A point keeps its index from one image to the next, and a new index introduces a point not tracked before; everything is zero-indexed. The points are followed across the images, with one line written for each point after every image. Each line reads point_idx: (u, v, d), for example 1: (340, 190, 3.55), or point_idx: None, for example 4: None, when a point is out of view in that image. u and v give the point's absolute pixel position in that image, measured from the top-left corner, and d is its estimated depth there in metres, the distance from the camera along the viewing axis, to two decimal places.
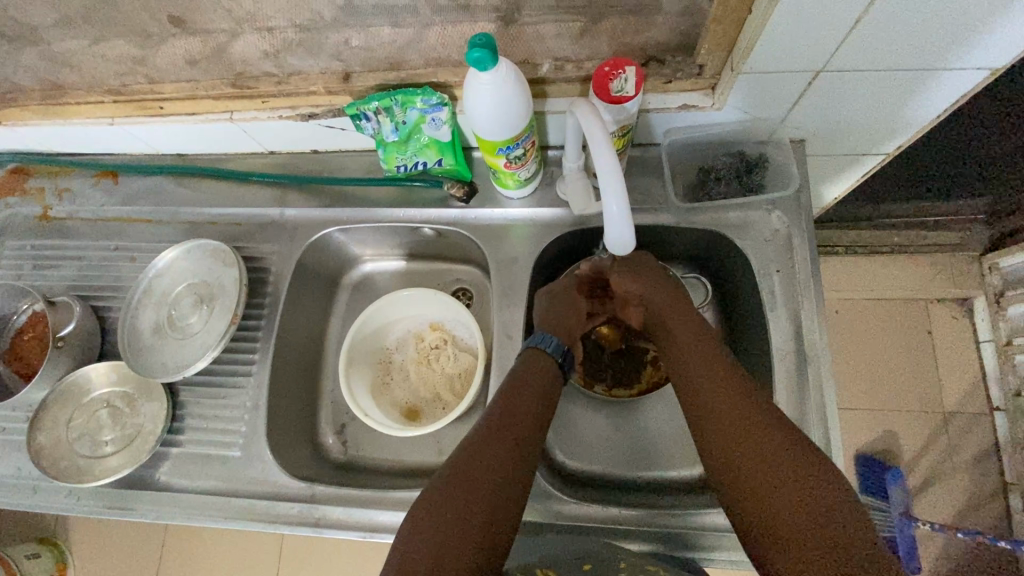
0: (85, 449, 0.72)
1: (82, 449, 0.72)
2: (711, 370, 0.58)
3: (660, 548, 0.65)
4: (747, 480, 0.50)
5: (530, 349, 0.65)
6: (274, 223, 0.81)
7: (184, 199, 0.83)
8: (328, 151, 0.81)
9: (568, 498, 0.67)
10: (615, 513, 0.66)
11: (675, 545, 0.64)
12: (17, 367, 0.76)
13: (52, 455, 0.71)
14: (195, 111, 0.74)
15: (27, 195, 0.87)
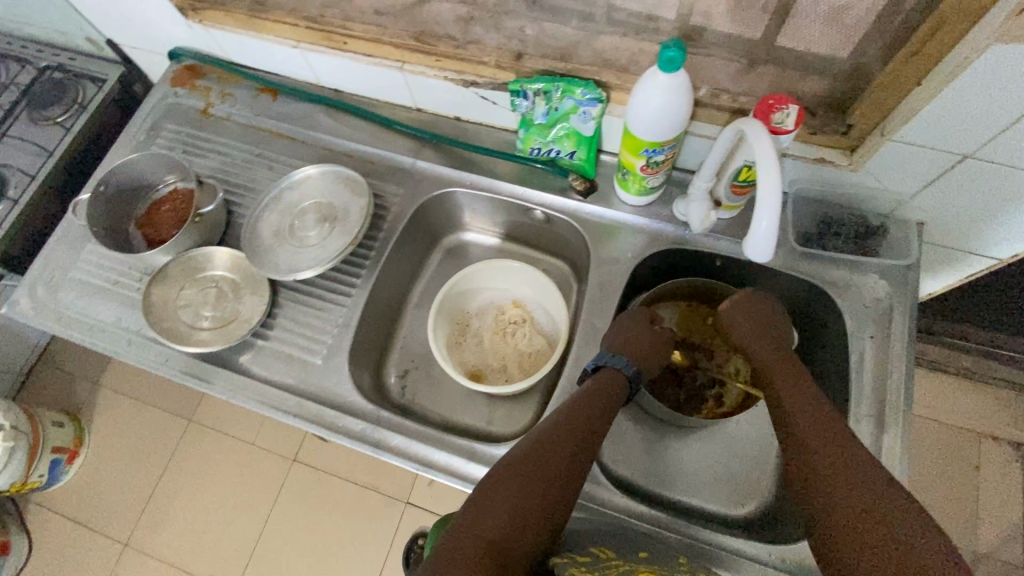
0: (187, 317, 0.78)
1: (187, 318, 0.78)
2: (794, 386, 0.65)
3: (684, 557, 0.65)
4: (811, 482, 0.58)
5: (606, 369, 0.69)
6: (403, 169, 0.87)
7: (330, 129, 0.90)
8: (470, 121, 0.88)
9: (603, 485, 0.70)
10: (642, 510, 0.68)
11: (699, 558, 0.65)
12: (148, 232, 0.83)
13: (161, 314, 0.77)
14: (371, 54, 0.81)
15: (195, 90, 0.95)
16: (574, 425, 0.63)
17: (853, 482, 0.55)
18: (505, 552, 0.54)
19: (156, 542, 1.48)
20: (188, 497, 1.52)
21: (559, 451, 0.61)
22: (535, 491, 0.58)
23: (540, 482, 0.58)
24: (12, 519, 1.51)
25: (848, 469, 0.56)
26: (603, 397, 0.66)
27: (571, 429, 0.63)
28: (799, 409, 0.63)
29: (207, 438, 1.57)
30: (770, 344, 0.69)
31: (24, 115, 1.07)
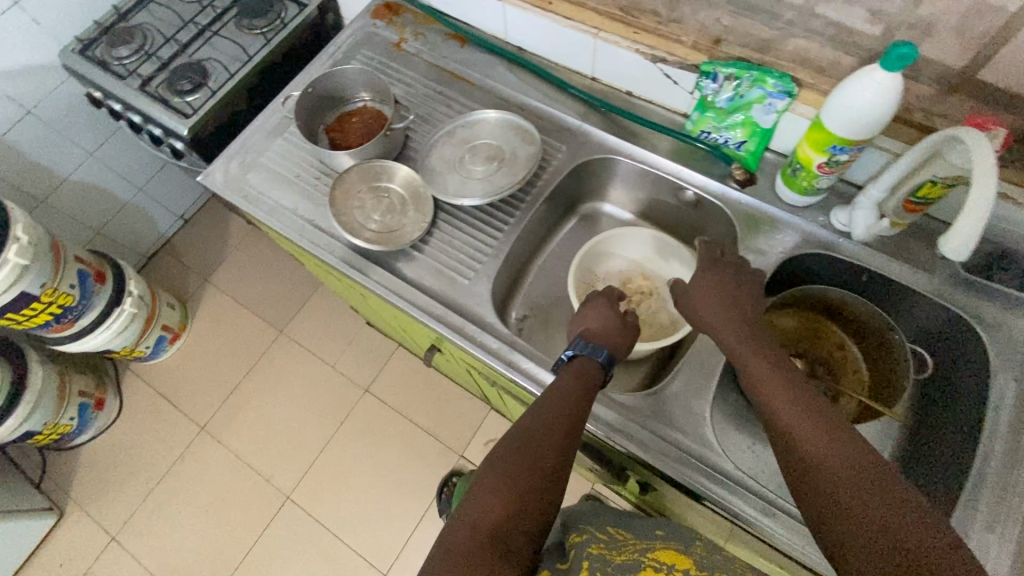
0: (359, 216, 0.85)
1: (360, 218, 0.85)
2: (795, 394, 0.57)
3: (762, 518, 0.68)
4: (821, 494, 0.48)
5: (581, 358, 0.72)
6: (569, 130, 0.93)
7: (507, 81, 0.97)
8: (641, 98, 0.92)
9: (723, 456, 0.72)
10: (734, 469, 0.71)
11: (778, 521, 0.68)
12: (337, 138, 0.92)
13: (340, 208, 0.85)
14: (571, 17, 0.87)
15: (392, 25, 1.04)
16: (540, 414, 0.64)
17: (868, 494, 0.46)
18: (505, 536, 0.51)
19: (229, 432, 1.61)
20: (265, 400, 1.64)
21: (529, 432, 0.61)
22: (513, 470, 0.56)
23: (518, 463, 0.57)
24: (110, 381, 1.66)
25: (842, 440, 0.51)
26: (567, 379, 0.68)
27: (539, 412, 0.64)
28: (799, 416, 0.55)
29: (292, 352, 1.69)
30: (732, 320, 0.69)
31: (231, 22, 1.19)
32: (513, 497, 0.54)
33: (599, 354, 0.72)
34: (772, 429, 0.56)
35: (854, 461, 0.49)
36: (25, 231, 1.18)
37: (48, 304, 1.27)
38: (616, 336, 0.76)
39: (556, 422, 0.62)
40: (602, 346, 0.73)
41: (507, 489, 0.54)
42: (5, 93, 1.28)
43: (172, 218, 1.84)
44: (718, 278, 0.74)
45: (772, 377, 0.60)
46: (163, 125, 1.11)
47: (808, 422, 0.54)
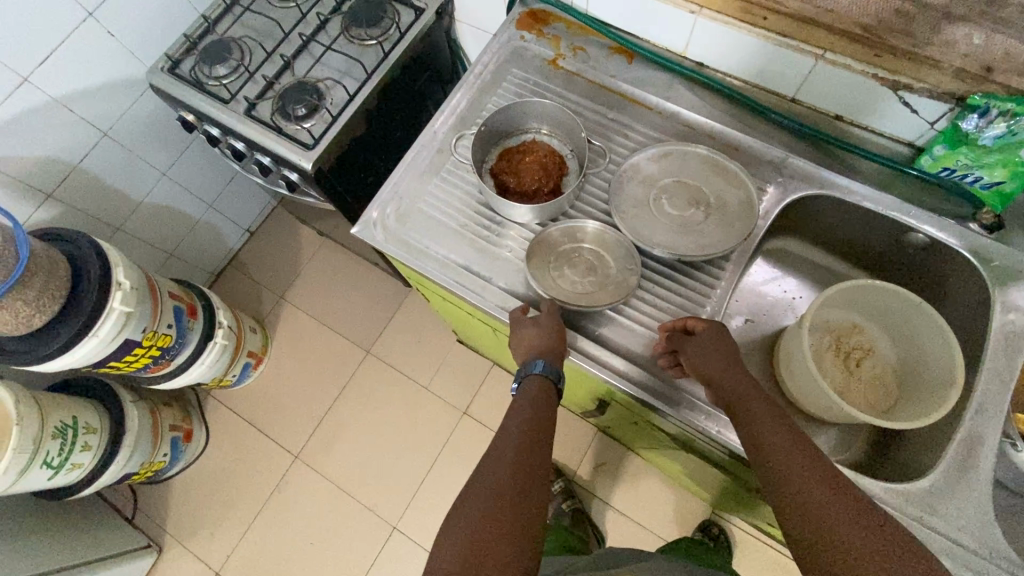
0: (568, 283, 0.77)
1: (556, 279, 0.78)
2: (776, 423, 0.59)
3: None
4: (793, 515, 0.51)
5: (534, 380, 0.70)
6: (770, 163, 0.81)
7: (691, 104, 0.85)
8: (855, 124, 0.81)
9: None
10: None
11: None
12: (508, 179, 0.83)
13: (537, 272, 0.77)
14: (787, 35, 0.75)
15: (543, 38, 0.92)
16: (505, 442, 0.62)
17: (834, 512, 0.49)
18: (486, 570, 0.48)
19: (324, 460, 1.54)
20: (358, 425, 1.56)
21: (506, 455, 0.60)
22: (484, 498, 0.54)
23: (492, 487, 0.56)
24: (195, 411, 1.59)
25: (812, 463, 0.53)
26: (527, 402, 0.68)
27: (508, 436, 0.63)
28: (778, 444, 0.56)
29: (382, 373, 1.61)
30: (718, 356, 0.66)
31: (339, 32, 1.06)
32: (495, 534, 0.51)
33: (535, 368, 0.69)
34: (753, 454, 0.58)
35: (820, 483, 0.51)
36: (126, 275, 1.08)
37: (149, 349, 1.17)
38: (542, 339, 0.70)
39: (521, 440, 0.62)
40: (535, 356, 0.69)
41: (484, 520, 0.52)
42: (82, 117, 1.15)
43: (239, 231, 1.72)
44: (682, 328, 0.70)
45: (757, 405, 0.61)
46: (276, 155, 0.99)
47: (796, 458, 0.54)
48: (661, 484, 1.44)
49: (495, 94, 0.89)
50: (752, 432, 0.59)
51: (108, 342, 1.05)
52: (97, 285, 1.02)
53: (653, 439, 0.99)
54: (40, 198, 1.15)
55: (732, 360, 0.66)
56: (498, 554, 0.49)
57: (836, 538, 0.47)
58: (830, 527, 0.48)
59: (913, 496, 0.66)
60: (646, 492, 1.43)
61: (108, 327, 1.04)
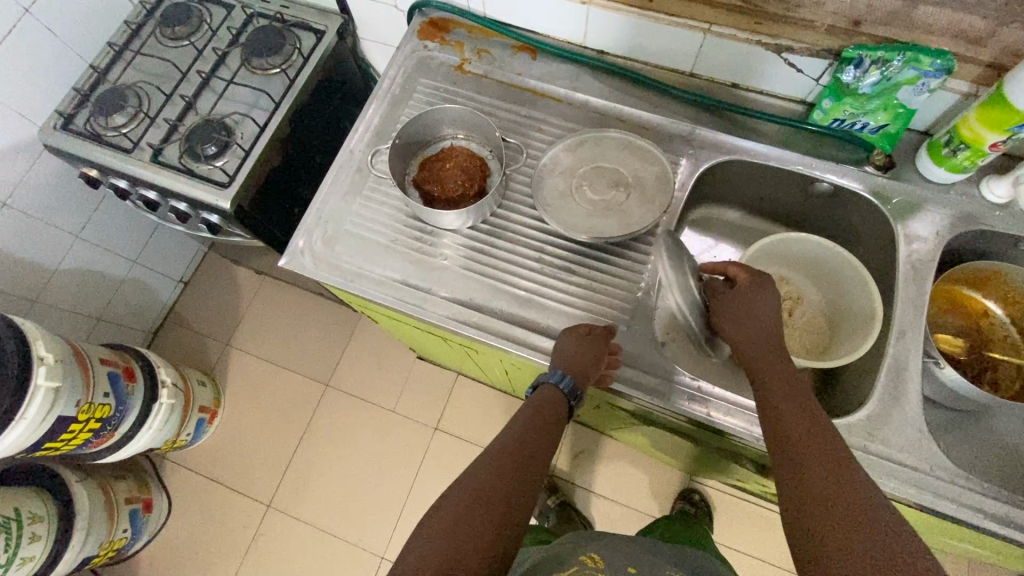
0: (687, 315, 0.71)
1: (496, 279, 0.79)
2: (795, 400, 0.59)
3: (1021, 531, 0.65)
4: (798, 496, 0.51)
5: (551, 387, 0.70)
6: (681, 136, 0.85)
7: (599, 91, 0.88)
8: (750, 89, 0.85)
9: (958, 471, 0.67)
10: (977, 484, 0.67)
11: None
12: (432, 188, 0.83)
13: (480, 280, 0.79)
14: (676, 14, 0.78)
15: (447, 45, 0.92)
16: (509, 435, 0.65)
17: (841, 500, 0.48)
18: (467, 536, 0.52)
19: (299, 504, 1.49)
20: (329, 462, 1.52)
21: (501, 454, 0.62)
22: (478, 480, 0.58)
23: (486, 485, 0.57)
24: (151, 478, 1.50)
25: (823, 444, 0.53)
26: (531, 407, 0.69)
27: (508, 433, 0.65)
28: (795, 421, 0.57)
29: (345, 404, 1.57)
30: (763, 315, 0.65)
31: (240, 65, 1.03)
32: (482, 511, 0.54)
33: (556, 376, 0.70)
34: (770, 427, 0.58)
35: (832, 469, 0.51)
36: (47, 347, 1.02)
37: (87, 422, 1.10)
38: (576, 357, 0.70)
39: (520, 441, 0.64)
40: (560, 368, 0.70)
41: (472, 493, 0.56)
42: None
43: (170, 284, 1.64)
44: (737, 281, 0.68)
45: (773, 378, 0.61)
46: (192, 199, 0.95)
47: (799, 430, 0.56)
48: (638, 462, 1.47)
49: (406, 106, 0.89)
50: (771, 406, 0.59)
51: (39, 423, 0.98)
52: (14, 364, 0.95)
53: (623, 422, 1.02)
54: None
55: (769, 324, 0.65)
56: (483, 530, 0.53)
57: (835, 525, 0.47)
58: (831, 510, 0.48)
59: (856, 429, 0.70)
60: (626, 472, 1.45)
61: (36, 406, 0.97)
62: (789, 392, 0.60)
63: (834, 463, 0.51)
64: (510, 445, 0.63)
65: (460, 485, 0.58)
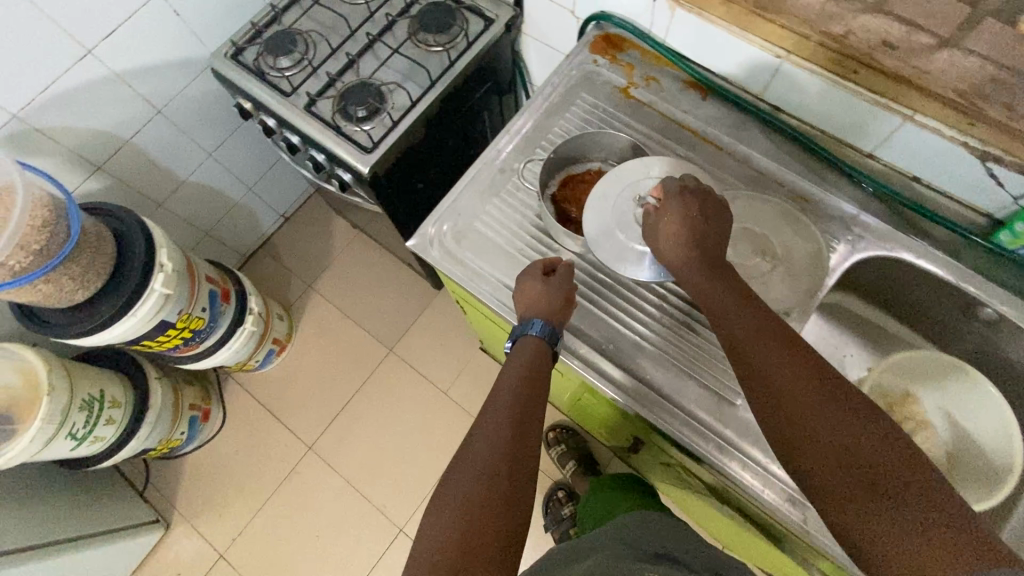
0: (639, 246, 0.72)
1: (609, 317, 0.78)
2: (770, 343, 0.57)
3: None
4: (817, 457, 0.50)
5: (525, 338, 0.70)
6: (842, 218, 0.79)
7: (764, 150, 0.83)
8: (931, 187, 0.78)
9: None
10: None
11: None
12: (569, 209, 0.82)
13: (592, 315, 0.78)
14: (878, 92, 0.72)
15: (616, 64, 0.90)
16: (502, 398, 0.63)
17: (860, 456, 0.48)
18: (478, 542, 0.49)
19: (337, 455, 1.54)
20: (374, 425, 1.56)
21: (495, 429, 0.59)
22: (475, 468, 0.55)
23: (484, 469, 0.55)
24: (214, 390, 1.59)
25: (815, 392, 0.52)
26: (518, 367, 0.66)
27: (501, 396, 0.63)
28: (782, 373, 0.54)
29: (401, 374, 1.61)
30: (707, 229, 0.64)
31: (407, 35, 1.04)
32: (489, 514, 0.51)
33: (533, 327, 0.69)
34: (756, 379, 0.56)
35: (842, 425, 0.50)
36: (169, 256, 1.08)
37: (181, 330, 1.17)
38: (546, 303, 0.71)
39: (517, 413, 0.61)
40: (535, 317, 0.70)
41: (475, 488, 0.53)
42: (139, 93, 1.14)
43: (273, 216, 1.72)
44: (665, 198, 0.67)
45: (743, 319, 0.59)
46: (333, 155, 0.98)
47: (792, 381, 0.54)
48: None
49: (562, 117, 0.88)
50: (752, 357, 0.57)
51: (144, 322, 1.05)
52: (139, 269, 1.02)
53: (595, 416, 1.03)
54: (90, 171, 1.16)
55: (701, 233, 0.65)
56: (494, 532, 0.51)
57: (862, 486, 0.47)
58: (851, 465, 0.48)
59: None
60: None
61: (147, 306, 1.04)
62: (762, 331, 0.58)
63: (836, 412, 0.51)
64: (503, 411, 0.61)
65: (463, 477, 0.55)
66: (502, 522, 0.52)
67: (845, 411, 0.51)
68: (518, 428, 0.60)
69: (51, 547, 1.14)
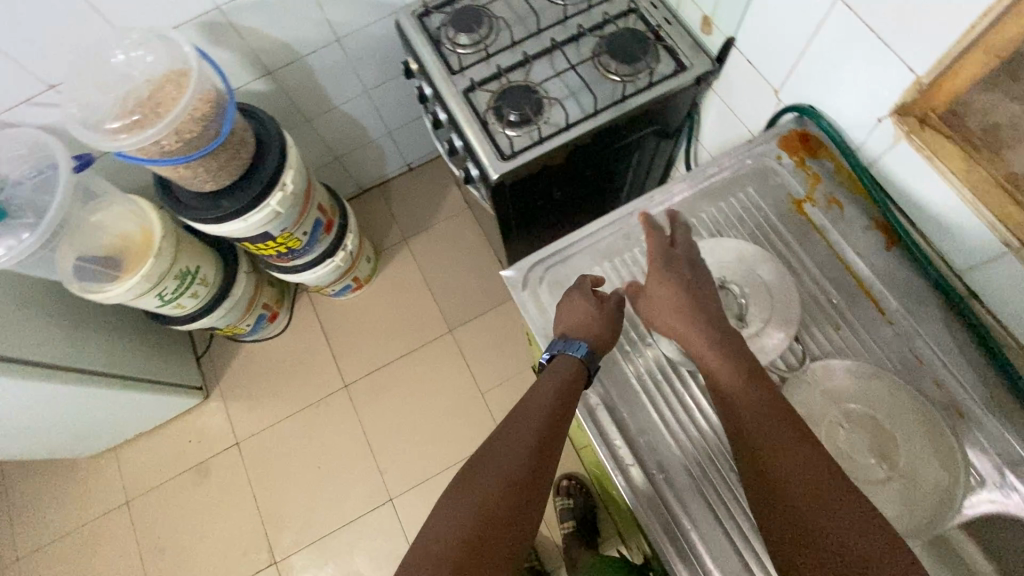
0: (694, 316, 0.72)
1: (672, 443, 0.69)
2: (778, 425, 0.58)
3: None
4: (805, 541, 0.51)
5: (560, 354, 0.68)
6: (995, 458, 0.64)
7: (934, 337, 0.69)
8: None
9: None
10: None
11: None
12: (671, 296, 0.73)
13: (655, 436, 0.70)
14: None
15: (801, 171, 0.79)
16: (525, 418, 0.64)
17: (850, 542, 0.49)
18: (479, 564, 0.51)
19: (364, 405, 1.58)
20: (407, 394, 1.58)
21: (510, 447, 0.61)
22: (487, 490, 0.56)
23: (493, 492, 0.56)
24: (289, 298, 1.69)
25: (815, 482, 0.53)
26: (557, 383, 0.66)
27: (527, 416, 0.64)
28: (785, 457, 0.56)
29: (451, 358, 1.61)
30: (712, 303, 0.67)
31: (590, 53, 0.98)
32: (491, 538, 0.53)
33: (577, 350, 0.67)
34: (756, 458, 0.57)
35: (833, 518, 0.51)
36: (293, 178, 1.13)
37: (279, 245, 1.24)
38: (591, 322, 0.69)
39: (539, 435, 0.62)
40: (580, 338, 0.68)
41: (480, 509, 0.54)
42: (327, 18, 1.18)
43: (401, 161, 1.76)
44: (662, 266, 0.69)
45: (755, 394, 0.61)
46: (469, 148, 0.96)
47: (793, 465, 0.55)
48: None
49: (714, 206, 0.79)
50: (755, 434, 0.58)
51: (250, 230, 1.12)
52: (262, 182, 1.07)
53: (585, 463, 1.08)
54: (261, 73, 1.23)
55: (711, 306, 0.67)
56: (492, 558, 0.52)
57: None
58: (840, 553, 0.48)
59: None
60: None
61: (257, 217, 1.09)
62: (774, 415, 0.59)
63: (834, 504, 0.51)
64: (527, 435, 0.62)
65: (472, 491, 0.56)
66: (501, 551, 0.53)
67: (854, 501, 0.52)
68: (536, 457, 0.60)
69: (102, 379, 1.27)
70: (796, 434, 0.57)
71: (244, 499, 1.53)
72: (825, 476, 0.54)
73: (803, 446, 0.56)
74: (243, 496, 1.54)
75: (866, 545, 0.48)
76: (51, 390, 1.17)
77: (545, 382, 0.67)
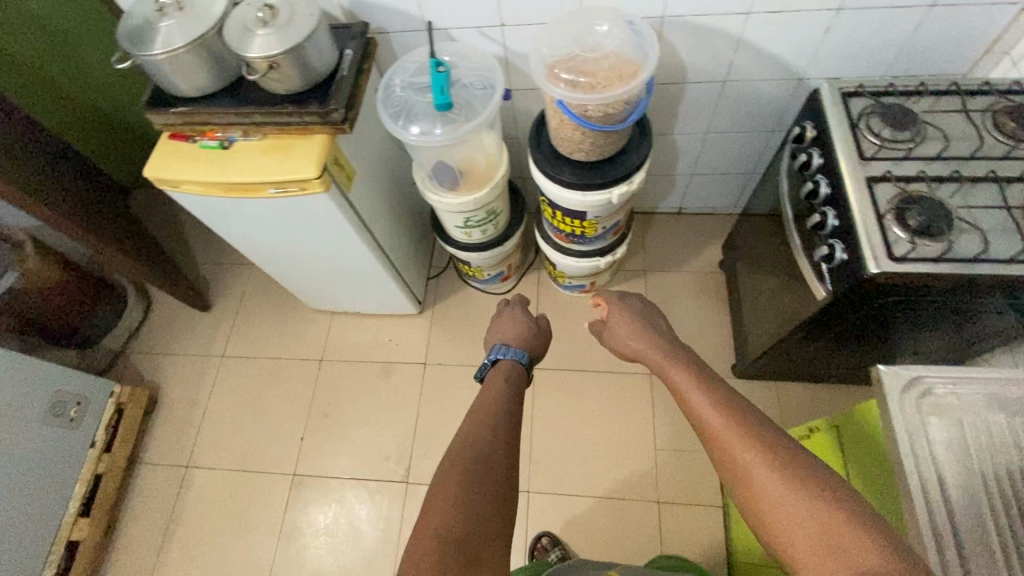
0: None
1: None
2: (745, 441, 0.78)
3: None
4: (779, 528, 0.69)
5: (501, 361, 1.16)
6: None
7: None
8: None
9: None
10: None
11: None
12: None
13: None
14: None
15: None
16: (481, 415, 0.97)
17: (812, 517, 0.67)
18: (474, 534, 0.76)
19: (543, 395, 1.65)
20: (584, 408, 1.62)
21: (487, 461, 0.86)
22: (480, 470, 0.84)
23: (479, 470, 0.84)
24: (522, 269, 1.81)
25: (780, 473, 0.73)
26: (510, 383, 1.08)
27: (491, 417, 0.97)
28: (755, 464, 0.75)
29: (638, 397, 1.61)
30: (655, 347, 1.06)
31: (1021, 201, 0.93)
32: (478, 507, 0.79)
33: (518, 356, 1.17)
34: (735, 475, 0.77)
35: (795, 501, 0.69)
36: (639, 179, 1.20)
37: (580, 226, 1.32)
38: (535, 339, 1.24)
39: (506, 440, 0.92)
40: (498, 341, 1.20)
41: (469, 486, 0.81)
42: (731, 59, 1.26)
43: (676, 203, 1.81)
44: (651, 335, 1.07)
45: (725, 423, 0.82)
46: (847, 230, 0.95)
47: (758, 463, 0.75)
48: None
49: None
50: (728, 460, 0.79)
51: (578, 204, 1.22)
52: (616, 173, 1.16)
53: None
54: None
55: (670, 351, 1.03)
56: (486, 520, 0.78)
57: (816, 548, 0.65)
58: (802, 531, 0.67)
59: None
60: None
61: (594, 197, 1.19)
62: (743, 436, 0.79)
63: (791, 485, 0.71)
64: (494, 426, 0.94)
65: (472, 479, 0.82)
66: (489, 511, 0.80)
67: (805, 480, 0.71)
68: (500, 433, 0.93)
69: (382, 258, 1.46)
70: (753, 435, 0.79)
71: (407, 411, 1.68)
72: (781, 464, 0.74)
73: (767, 446, 0.77)
74: (409, 409, 1.68)
75: (825, 515, 0.67)
76: (358, 247, 1.36)
77: (482, 395, 1.04)
